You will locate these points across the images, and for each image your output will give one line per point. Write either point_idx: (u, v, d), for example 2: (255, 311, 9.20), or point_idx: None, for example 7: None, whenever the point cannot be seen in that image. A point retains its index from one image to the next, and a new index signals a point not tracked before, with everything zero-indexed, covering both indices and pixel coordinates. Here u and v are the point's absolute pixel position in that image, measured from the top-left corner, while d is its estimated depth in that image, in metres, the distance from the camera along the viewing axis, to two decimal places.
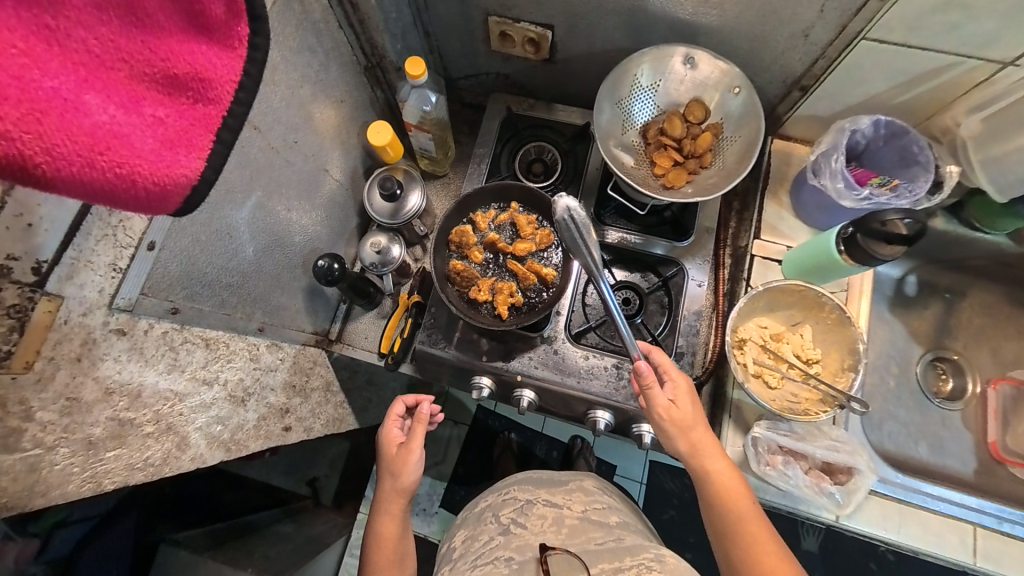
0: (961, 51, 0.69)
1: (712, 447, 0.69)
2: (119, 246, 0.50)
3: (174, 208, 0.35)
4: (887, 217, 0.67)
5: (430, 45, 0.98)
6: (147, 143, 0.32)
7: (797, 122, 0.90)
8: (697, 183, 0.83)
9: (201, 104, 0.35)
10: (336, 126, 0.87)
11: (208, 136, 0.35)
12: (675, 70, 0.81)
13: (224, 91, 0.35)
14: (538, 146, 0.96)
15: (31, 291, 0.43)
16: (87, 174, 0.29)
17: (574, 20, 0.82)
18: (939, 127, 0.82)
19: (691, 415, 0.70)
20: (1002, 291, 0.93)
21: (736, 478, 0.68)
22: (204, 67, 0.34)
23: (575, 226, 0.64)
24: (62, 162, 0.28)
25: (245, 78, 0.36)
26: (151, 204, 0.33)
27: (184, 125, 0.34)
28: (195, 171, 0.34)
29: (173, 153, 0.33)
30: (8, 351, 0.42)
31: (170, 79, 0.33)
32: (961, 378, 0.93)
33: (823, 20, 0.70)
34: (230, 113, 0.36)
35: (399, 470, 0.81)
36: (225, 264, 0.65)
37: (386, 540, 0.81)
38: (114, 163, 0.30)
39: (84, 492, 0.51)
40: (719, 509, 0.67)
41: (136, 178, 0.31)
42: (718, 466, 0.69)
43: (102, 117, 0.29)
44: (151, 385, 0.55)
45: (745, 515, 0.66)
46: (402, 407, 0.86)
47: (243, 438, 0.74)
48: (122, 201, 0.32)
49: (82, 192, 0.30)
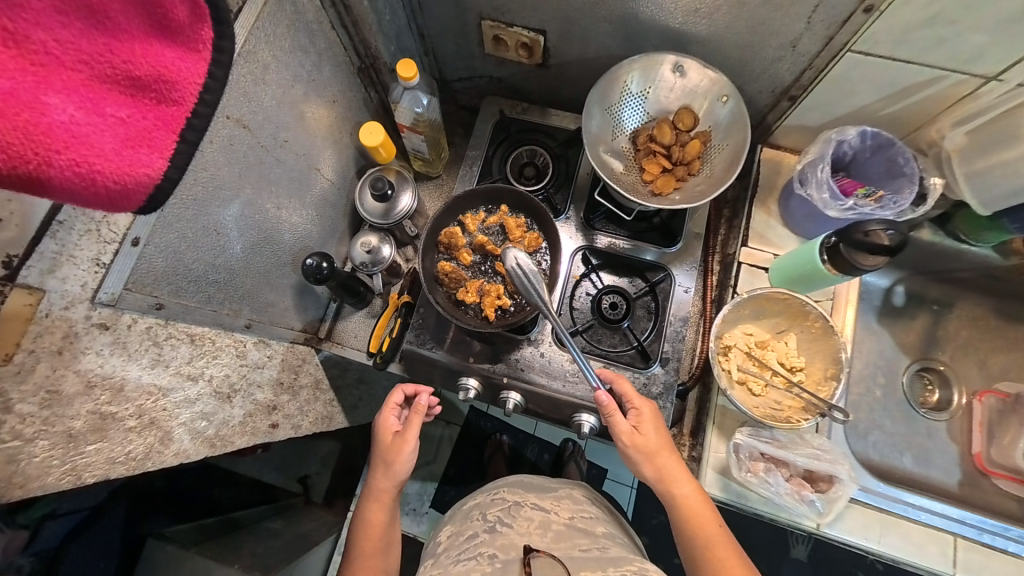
0: (946, 65, 0.69)
1: (677, 472, 0.72)
2: (102, 241, 0.51)
3: (138, 205, 0.35)
4: (870, 228, 0.67)
5: (425, 47, 0.99)
6: (108, 143, 0.32)
7: (787, 131, 0.91)
8: (685, 190, 0.84)
9: (164, 105, 0.35)
10: (329, 126, 0.87)
11: (172, 136, 0.35)
12: (665, 78, 0.82)
13: (187, 93, 0.36)
14: (531, 150, 0.97)
15: (4, 283, 0.44)
16: (45, 172, 0.30)
17: (567, 25, 0.83)
18: (926, 139, 0.83)
19: (655, 442, 0.72)
20: (989, 303, 0.93)
21: (703, 502, 0.71)
22: (167, 69, 0.35)
23: (523, 274, 0.74)
24: (19, 160, 0.29)
25: (210, 79, 0.37)
26: (114, 202, 0.34)
27: (147, 126, 0.34)
28: (159, 170, 0.35)
29: (134, 152, 0.33)
30: None
31: (132, 81, 0.34)
32: (948, 390, 0.93)
33: (811, 31, 0.70)
34: (194, 115, 0.37)
35: (393, 459, 0.82)
36: (212, 260, 0.66)
37: (373, 528, 0.82)
38: (74, 161, 0.31)
39: (63, 484, 0.51)
40: (687, 533, 0.70)
41: (96, 176, 0.32)
42: (684, 491, 0.71)
43: (61, 116, 0.30)
44: (135, 379, 0.56)
45: (712, 538, 0.69)
46: (401, 397, 0.87)
47: (228, 434, 0.75)
48: (83, 198, 0.33)
49: (43, 189, 0.31)
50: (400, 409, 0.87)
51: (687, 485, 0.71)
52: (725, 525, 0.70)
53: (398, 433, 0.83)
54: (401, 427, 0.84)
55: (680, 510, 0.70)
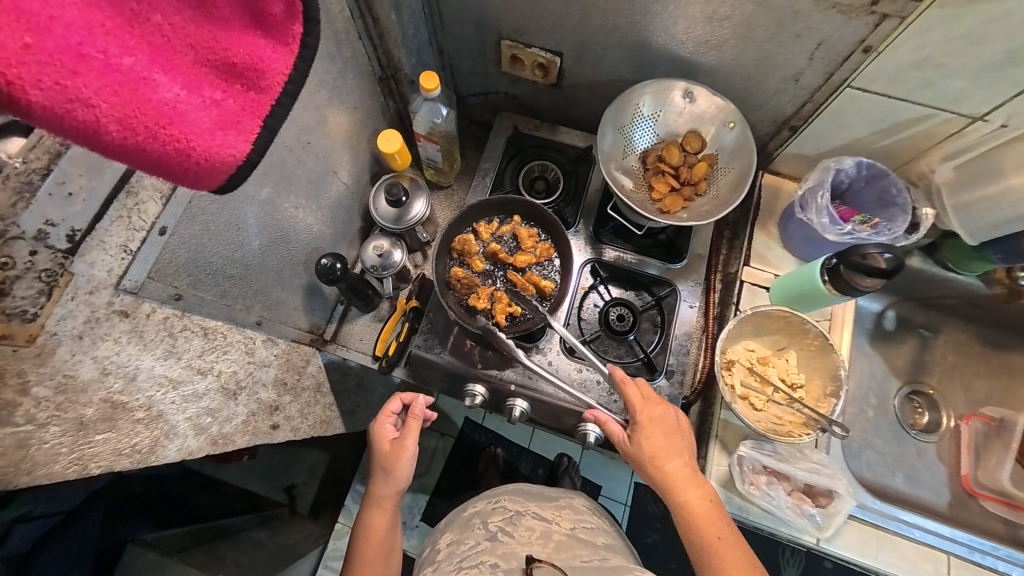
0: (935, 105, 0.75)
1: (682, 479, 0.72)
2: (131, 228, 0.52)
3: (221, 184, 0.36)
4: (867, 251, 0.71)
5: (443, 62, 1.02)
6: (204, 122, 0.33)
7: (786, 159, 0.96)
8: (691, 210, 0.87)
9: (253, 92, 0.36)
10: (348, 131, 0.89)
11: (257, 122, 0.36)
12: (675, 103, 0.86)
13: (274, 82, 0.37)
14: (543, 164, 1.00)
15: (64, 257, 0.46)
16: (149, 145, 0.31)
17: (583, 50, 0.87)
18: (917, 172, 0.88)
19: (661, 446, 0.73)
20: (975, 330, 0.97)
21: (709, 509, 0.70)
22: (260, 59, 0.36)
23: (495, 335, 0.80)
24: (131, 132, 0.30)
25: (294, 71, 0.38)
26: (200, 179, 0.35)
27: (236, 110, 0.35)
28: (243, 153, 0.35)
29: (224, 134, 0.34)
30: (35, 314, 0.44)
31: (229, 67, 0.35)
32: (936, 412, 0.96)
33: (812, 67, 0.75)
34: (277, 103, 0.37)
35: (392, 466, 0.80)
36: (231, 255, 0.67)
37: (374, 534, 0.81)
38: (175, 137, 0.32)
39: (69, 474, 0.50)
40: (697, 534, 0.69)
41: (191, 152, 0.33)
42: (688, 496, 0.71)
43: (168, 95, 0.32)
44: (147, 370, 0.55)
45: (720, 540, 0.68)
46: (398, 406, 0.84)
47: (230, 433, 0.73)
48: (176, 173, 0.34)
49: (144, 161, 0.32)
50: (397, 416, 0.85)
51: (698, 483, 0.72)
52: (730, 536, 0.69)
53: (397, 440, 0.82)
54: (398, 434, 0.83)
55: (689, 510, 0.70)
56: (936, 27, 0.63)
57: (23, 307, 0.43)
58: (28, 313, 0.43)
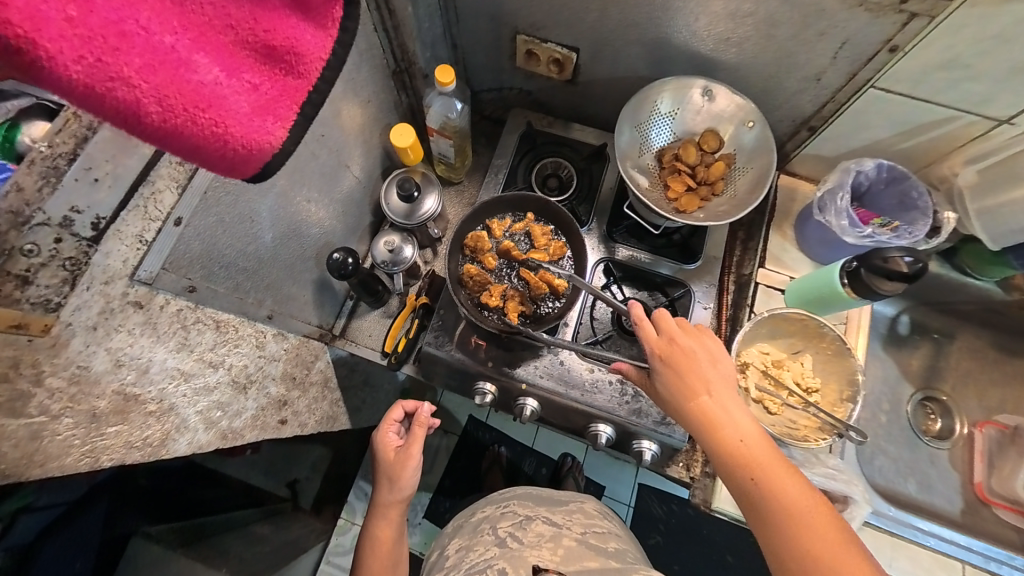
0: (960, 107, 0.74)
1: (725, 415, 0.57)
2: (147, 218, 0.51)
3: (255, 171, 0.36)
4: (888, 254, 0.70)
5: (457, 56, 1.00)
6: (242, 107, 0.33)
7: (803, 160, 0.94)
8: (708, 210, 0.86)
9: (291, 77, 0.36)
10: (361, 124, 0.88)
11: (294, 108, 0.36)
12: (694, 101, 0.85)
13: (312, 67, 0.36)
14: (555, 162, 0.99)
15: (88, 245, 0.47)
16: (187, 128, 0.30)
17: (601, 46, 0.86)
18: (938, 175, 0.87)
19: (697, 381, 0.59)
20: (990, 337, 0.96)
21: (764, 451, 0.55)
22: (299, 43, 0.35)
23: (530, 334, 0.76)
24: (170, 114, 0.29)
25: (332, 57, 0.38)
26: (236, 165, 0.34)
27: (273, 96, 0.35)
28: (279, 139, 0.35)
29: (261, 120, 0.34)
30: (59, 304, 0.44)
31: (268, 50, 0.35)
32: (949, 419, 0.95)
33: (835, 67, 0.74)
34: (315, 90, 0.37)
35: (396, 475, 0.80)
36: (243, 248, 0.66)
37: (381, 546, 0.80)
38: (214, 121, 0.31)
39: (81, 467, 0.49)
40: (749, 487, 0.54)
41: (229, 138, 0.32)
42: (734, 435, 0.56)
43: (207, 77, 0.31)
44: (159, 362, 0.54)
45: (781, 496, 0.52)
46: (400, 414, 0.84)
47: (240, 427, 0.71)
48: (212, 159, 0.33)
49: (180, 146, 0.31)
50: (400, 424, 0.85)
51: (749, 424, 0.57)
52: (795, 485, 0.53)
53: (401, 448, 0.81)
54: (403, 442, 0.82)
55: (736, 458, 0.55)
56: (967, 27, 0.62)
57: (47, 296, 0.44)
58: (52, 302, 0.44)
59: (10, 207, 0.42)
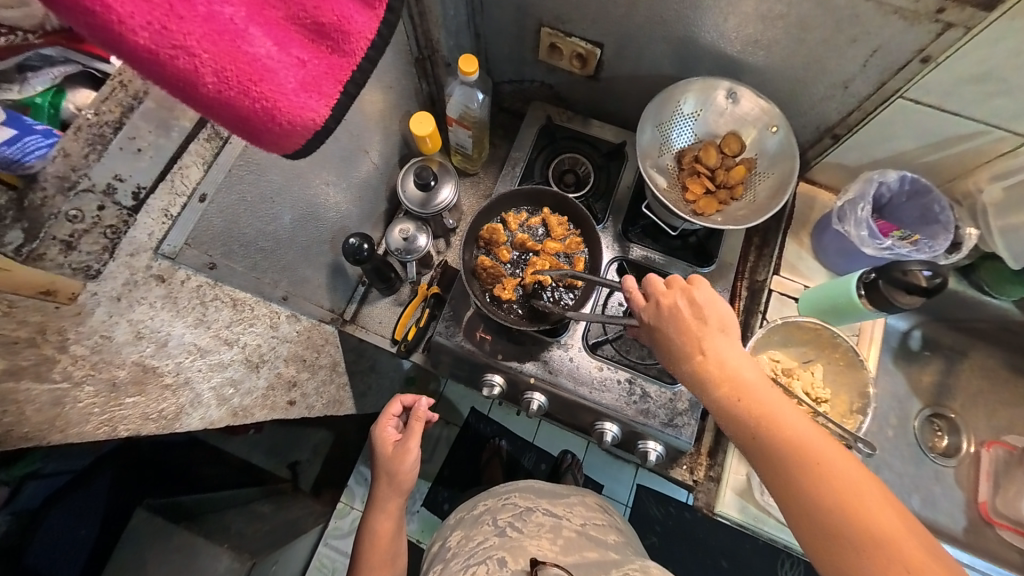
0: (990, 121, 0.72)
1: (728, 365, 0.56)
2: (174, 193, 0.52)
3: (298, 147, 0.36)
4: (909, 268, 0.69)
5: (479, 46, 1.00)
6: (290, 82, 0.33)
7: (825, 168, 0.93)
8: (726, 214, 0.85)
9: (337, 55, 0.35)
10: (382, 110, 0.87)
11: (338, 87, 0.35)
12: (718, 103, 0.84)
13: (358, 46, 0.35)
14: (573, 158, 0.99)
15: (128, 214, 0.48)
16: (238, 101, 0.31)
17: (626, 42, 0.85)
18: (962, 190, 0.85)
19: (721, 366, 0.56)
20: (1003, 356, 0.95)
21: (770, 396, 0.53)
22: (347, 20, 0.34)
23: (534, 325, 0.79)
24: (224, 85, 0.30)
25: (378, 37, 0.36)
26: (281, 141, 0.35)
27: (319, 72, 0.34)
28: (323, 118, 0.35)
29: (307, 96, 0.34)
30: (99, 271, 0.46)
31: (317, 26, 0.34)
32: (956, 437, 0.94)
33: (865, 74, 0.73)
34: (358, 69, 0.36)
35: (396, 469, 0.80)
36: (263, 228, 0.66)
37: (380, 539, 0.81)
38: (263, 95, 0.32)
39: (99, 435, 0.49)
40: (757, 442, 0.52)
41: (276, 112, 0.33)
42: (737, 380, 0.55)
43: (261, 50, 0.31)
44: (178, 336, 0.55)
45: (791, 451, 0.50)
46: (399, 408, 0.84)
47: (250, 405, 0.71)
48: (260, 133, 0.34)
49: (232, 117, 0.32)
50: (398, 418, 0.85)
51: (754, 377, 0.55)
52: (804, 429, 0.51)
53: (399, 442, 0.82)
54: (401, 436, 0.83)
55: (780, 454, 0.50)
56: (1003, 40, 0.61)
57: (87, 262, 0.45)
58: (91, 269, 0.45)
59: (57, 172, 0.44)
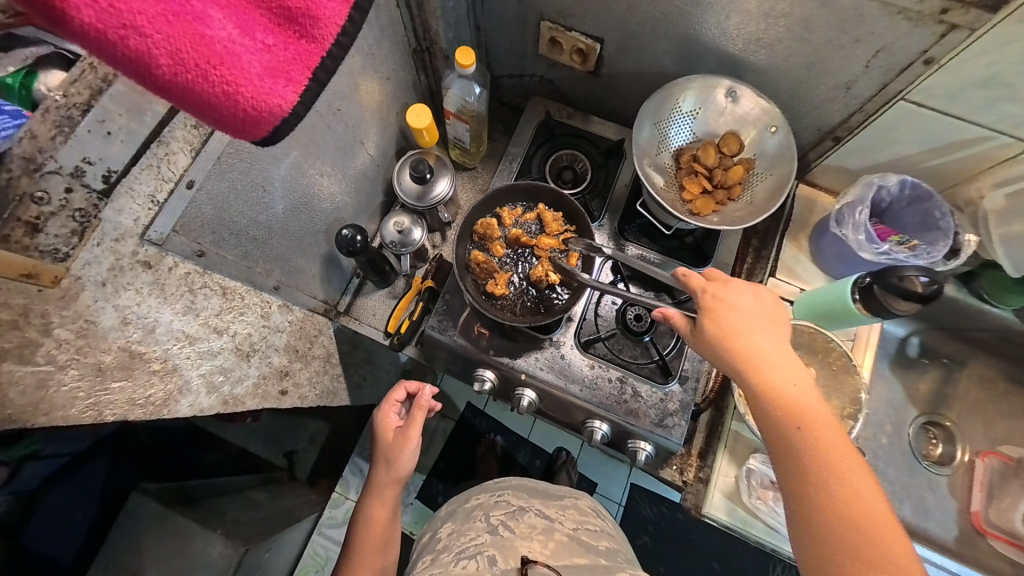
0: (995, 127, 0.71)
1: (776, 364, 0.54)
2: (159, 178, 0.52)
3: (266, 135, 0.36)
4: (905, 273, 0.68)
5: (479, 39, 0.99)
6: (254, 67, 0.33)
7: (826, 171, 0.92)
8: (723, 214, 0.85)
9: (306, 41, 0.35)
10: (379, 102, 0.87)
11: (307, 73, 0.35)
12: (718, 101, 0.83)
13: (327, 32, 0.35)
14: (571, 154, 0.98)
15: (99, 198, 0.47)
16: (198, 85, 0.31)
17: (626, 38, 0.84)
18: (965, 197, 0.84)
19: (770, 366, 0.54)
20: (1002, 365, 0.94)
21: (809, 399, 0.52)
22: (314, 5, 0.34)
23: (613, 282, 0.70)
24: (180, 68, 0.30)
25: (348, 23, 0.35)
26: (246, 127, 0.35)
27: (287, 58, 0.34)
28: (290, 104, 0.35)
29: (273, 82, 0.34)
30: (68, 254, 0.45)
31: (284, 11, 0.33)
32: (952, 446, 0.93)
33: (867, 76, 0.72)
34: (329, 56, 0.36)
35: (395, 457, 0.80)
36: (254, 217, 0.66)
37: (375, 525, 0.81)
38: (225, 79, 0.32)
39: (84, 419, 0.50)
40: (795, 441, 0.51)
41: (239, 97, 0.33)
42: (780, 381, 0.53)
43: (222, 33, 0.31)
44: (166, 323, 0.55)
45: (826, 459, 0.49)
46: (402, 395, 0.85)
47: (241, 394, 0.72)
48: (224, 118, 0.34)
49: (193, 102, 0.32)
50: (401, 405, 0.86)
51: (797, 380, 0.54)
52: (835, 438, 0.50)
53: (400, 431, 0.81)
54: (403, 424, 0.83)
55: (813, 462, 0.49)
56: (1008, 43, 0.60)
57: (55, 246, 0.44)
58: (60, 253, 0.45)
59: (24, 154, 0.43)
